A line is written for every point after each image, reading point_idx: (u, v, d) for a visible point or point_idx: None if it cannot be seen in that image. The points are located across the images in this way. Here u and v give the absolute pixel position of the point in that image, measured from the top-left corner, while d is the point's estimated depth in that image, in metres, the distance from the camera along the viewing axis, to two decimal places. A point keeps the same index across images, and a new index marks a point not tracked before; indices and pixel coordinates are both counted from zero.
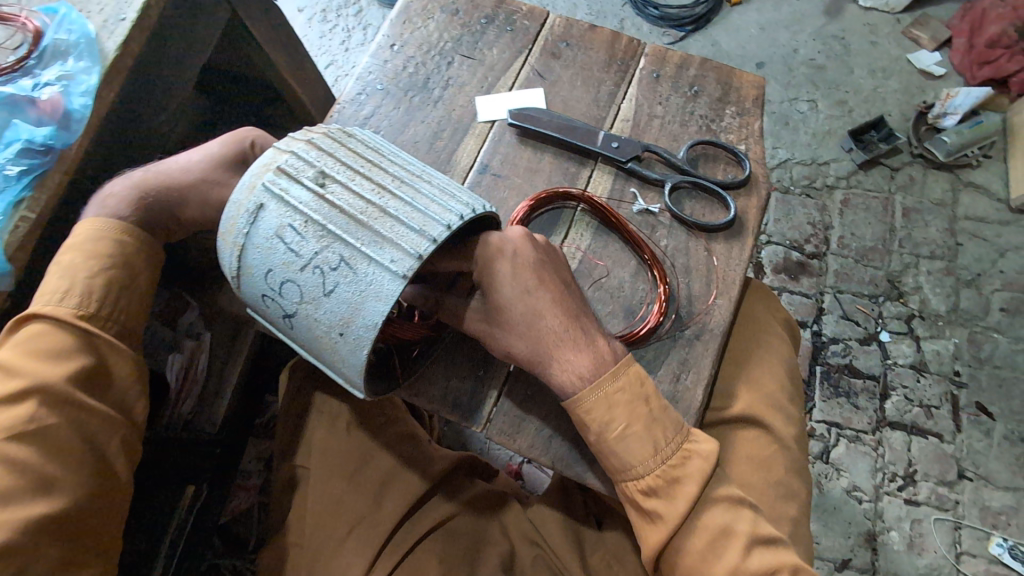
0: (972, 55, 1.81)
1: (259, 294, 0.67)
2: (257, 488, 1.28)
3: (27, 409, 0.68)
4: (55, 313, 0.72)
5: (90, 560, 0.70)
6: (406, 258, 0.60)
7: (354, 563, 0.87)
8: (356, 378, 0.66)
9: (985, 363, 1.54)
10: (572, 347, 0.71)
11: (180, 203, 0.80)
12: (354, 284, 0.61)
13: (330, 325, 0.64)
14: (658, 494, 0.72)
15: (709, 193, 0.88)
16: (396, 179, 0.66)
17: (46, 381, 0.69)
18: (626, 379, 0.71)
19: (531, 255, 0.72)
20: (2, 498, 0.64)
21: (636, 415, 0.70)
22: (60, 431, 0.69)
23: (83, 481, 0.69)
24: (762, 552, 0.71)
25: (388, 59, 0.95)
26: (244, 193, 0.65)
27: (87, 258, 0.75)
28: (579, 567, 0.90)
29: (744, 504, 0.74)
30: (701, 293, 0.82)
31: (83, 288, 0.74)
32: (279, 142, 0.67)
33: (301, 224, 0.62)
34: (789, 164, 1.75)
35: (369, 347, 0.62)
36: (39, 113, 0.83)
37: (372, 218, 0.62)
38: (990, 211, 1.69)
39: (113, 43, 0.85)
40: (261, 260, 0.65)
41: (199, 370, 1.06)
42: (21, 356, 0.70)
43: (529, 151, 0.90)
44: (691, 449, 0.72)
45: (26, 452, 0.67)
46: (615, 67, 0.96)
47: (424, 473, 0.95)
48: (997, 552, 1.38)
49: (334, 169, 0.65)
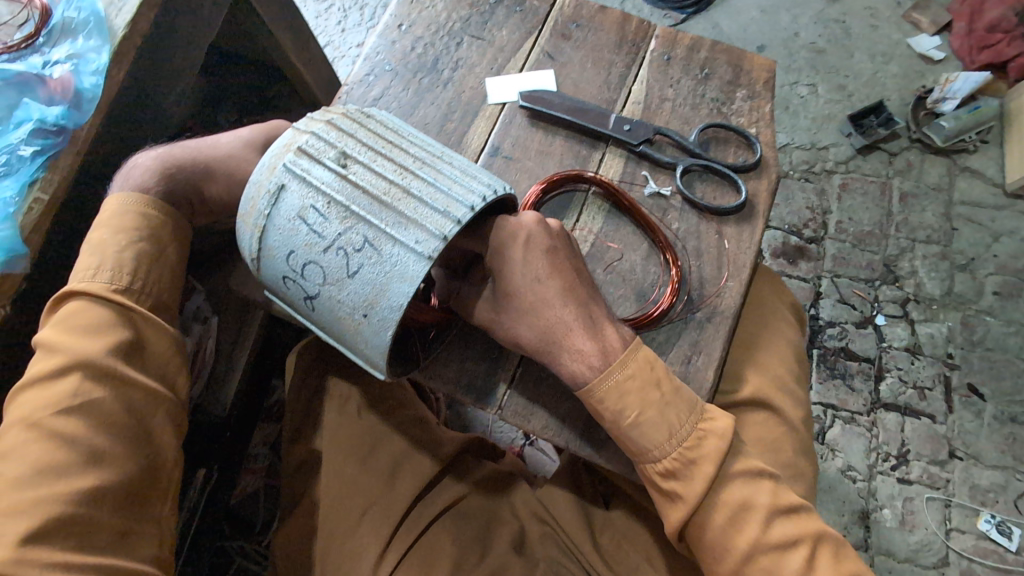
0: (972, 40, 1.82)
1: (280, 276, 0.67)
2: (263, 472, 1.29)
3: (70, 384, 0.67)
4: (91, 289, 0.71)
5: (144, 530, 0.68)
6: (430, 239, 0.60)
7: (368, 545, 0.87)
8: (380, 359, 0.66)
9: (978, 345, 1.57)
10: (583, 332, 0.72)
11: (206, 179, 0.79)
12: (379, 265, 0.61)
13: (353, 307, 0.64)
14: (676, 476, 0.73)
15: (719, 176, 0.88)
16: (418, 160, 0.66)
17: (84, 355, 0.68)
18: (635, 366, 0.72)
19: (543, 237, 0.72)
20: (53, 472, 0.63)
21: (648, 402, 0.71)
22: (103, 404, 0.67)
23: (132, 451, 0.68)
24: (784, 524, 0.73)
25: (396, 39, 0.94)
26: (265, 174, 0.64)
27: (116, 233, 0.74)
28: (587, 544, 0.92)
29: (765, 475, 0.75)
30: (712, 275, 0.83)
31: (114, 263, 0.73)
32: (298, 123, 0.67)
33: (323, 204, 0.62)
34: (790, 148, 1.76)
35: (393, 329, 0.62)
36: (50, 92, 0.82)
37: (396, 199, 0.62)
38: (986, 195, 1.71)
39: (122, 20, 0.84)
40: (283, 241, 0.64)
41: (208, 353, 1.06)
42: (60, 333, 0.70)
43: (540, 134, 0.89)
44: (706, 430, 0.73)
45: (72, 425, 0.65)
46: (626, 49, 0.96)
47: (434, 455, 0.96)
48: (985, 528, 1.43)
49: (355, 149, 0.64)
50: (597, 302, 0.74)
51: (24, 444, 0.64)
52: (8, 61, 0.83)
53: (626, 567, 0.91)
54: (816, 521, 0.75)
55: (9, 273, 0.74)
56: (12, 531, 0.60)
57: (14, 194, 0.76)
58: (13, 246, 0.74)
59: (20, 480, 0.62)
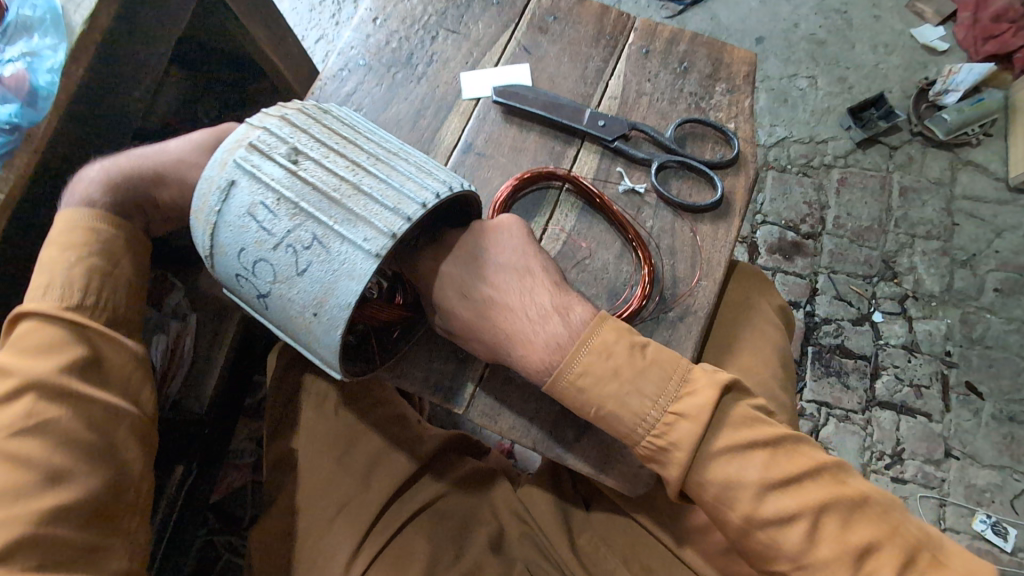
0: (977, 30, 1.77)
1: (232, 274, 0.67)
2: (250, 467, 1.30)
3: (23, 405, 0.66)
4: (41, 308, 0.71)
5: (113, 544, 0.67)
6: (379, 236, 0.60)
7: (342, 546, 0.86)
8: (331, 359, 0.66)
9: (978, 343, 1.54)
10: (526, 341, 0.71)
11: (157, 186, 0.79)
12: (327, 263, 0.61)
13: (303, 305, 0.63)
14: (655, 459, 0.70)
15: (696, 172, 0.86)
16: (372, 157, 0.66)
17: (37, 376, 0.67)
18: (584, 363, 0.69)
19: (469, 257, 0.74)
20: (13, 493, 0.62)
21: (607, 395, 0.69)
22: (62, 423, 0.67)
23: (94, 468, 0.67)
24: (780, 497, 0.68)
25: (371, 33, 0.92)
26: (216, 170, 0.64)
27: (66, 249, 0.74)
28: (565, 545, 0.91)
29: (757, 445, 0.69)
30: (686, 273, 0.81)
31: (64, 280, 0.72)
32: (252, 119, 0.66)
33: (272, 201, 0.62)
34: (786, 142, 1.72)
35: (342, 327, 0.62)
36: (3, 88, 0.81)
37: (346, 196, 0.62)
38: (988, 189, 1.67)
39: (80, 17, 0.83)
40: (233, 239, 0.64)
41: (186, 351, 1.08)
42: (14, 356, 0.69)
43: (514, 130, 0.88)
44: (679, 413, 0.69)
45: (31, 446, 0.64)
46: (604, 42, 0.94)
47: (414, 453, 0.95)
48: (980, 528, 1.40)
49: (307, 145, 0.64)
50: (537, 293, 0.73)
51: None
52: None
53: (601, 569, 0.90)
54: (820, 492, 0.67)
55: None
56: None
57: None
58: None
59: None
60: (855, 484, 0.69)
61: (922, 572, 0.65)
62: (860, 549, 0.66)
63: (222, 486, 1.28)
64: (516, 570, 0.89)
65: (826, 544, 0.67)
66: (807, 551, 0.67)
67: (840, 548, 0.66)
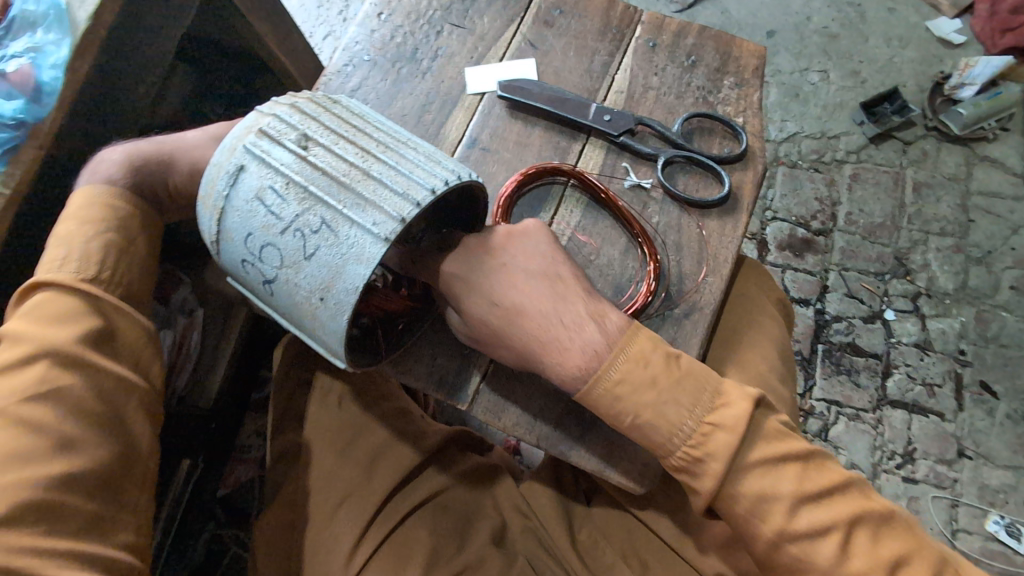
0: (994, 22, 1.74)
1: (238, 260, 0.67)
2: (256, 462, 1.30)
3: (36, 372, 0.65)
4: (57, 279, 0.71)
5: (120, 518, 0.67)
6: (388, 220, 0.60)
7: (344, 536, 0.86)
8: (337, 346, 0.66)
9: (992, 341, 1.51)
10: (560, 347, 0.69)
11: (169, 168, 0.80)
12: (335, 247, 0.61)
13: (310, 290, 0.63)
14: (686, 470, 0.69)
15: (703, 167, 0.85)
16: (381, 145, 0.66)
17: (52, 344, 0.66)
18: (621, 370, 0.69)
19: (494, 262, 0.72)
20: (21, 457, 0.61)
21: (643, 404, 0.68)
22: (74, 392, 0.66)
23: (104, 438, 0.66)
24: (812, 511, 0.67)
25: (376, 28, 0.92)
26: (225, 155, 0.65)
27: (83, 224, 0.74)
28: (567, 543, 0.91)
29: (791, 458, 0.68)
30: (692, 270, 0.80)
31: (81, 253, 0.72)
32: (262, 106, 0.67)
33: (282, 186, 0.62)
34: (797, 137, 1.70)
35: (349, 312, 0.62)
36: (7, 85, 0.81)
37: (355, 181, 0.62)
38: (1005, 185, 1.64)
39: (84, 13, 0.84)
40: (241, 224, 0.64)
41: (193, 345, 1.08)
42: (28, 324, 0.68)
43: (519, 125, 0.87)
44: (715, 423, 0.68)
45: (40, 411, 0.64)
46: (610, 36, 0.93)
47: (417, 446, 0.95)
48: (993, 530, 1.38)
49: (317, 132, 0.65)
50: (570, 301, 0.71)
51: None
52: None
53: (603, 567, 0.89)
54: (851, 505, 0.67)
55: None
56: None
57: None
58: None
59: None
60: (881, 500, 0.69)
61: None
62: (890, 563, 0.65)
63: (227, 481, 1.28)
64: (518, 566, 0.88)
65: (858, 557, 0.66)
66: (841, 565, 0.65)
67: (872, 562, 0.65)
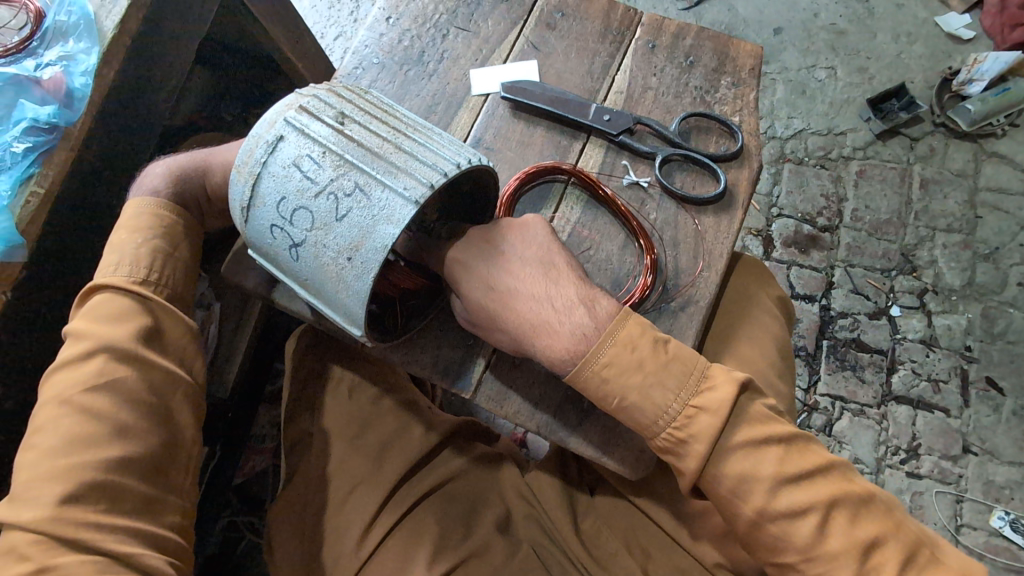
0: (1003, 18, 1.72)
1: (267, 225, 0.71)
2: (271, 452, 1.35)
3: (96, 365, 0.70)
4: (112, 283, 0.76)
5: (171, 501, 0.71)
6: (418, 186, 0.65)
7: (356, 521, 0.90)
8: (359, 306, 0.69)
9: (999, 338, 1.52)
10: (550, 330, 0.73)
11: (205, 174, 0.84)
12: (366, 209, 0.66)
13: (339, 250, 0.67)
14: (670, 451, 0.73)
15: (699, 166, 0.88)
16: (411, 126, 0.72)
17: (109, 340, 0.71)
18: (610, 354, 0.72)
19: (490, 248, 0.76)
20: (83, 442, 0.66)
21: (631, 385, 0.71)
22: (129, 384, 0.71)
23: (155, 426, 0.71)
24: (791, 492, 0.69)
25: (384, 32, 0.95)
26: (265, 128, 0.70)
27: (133, 232, 0.78)
28: (569, 530, 0.94)
29: (772, 440, 0.71)
30: (688, 265, 0.83)
31: (132, 259, 0.77)
32: (300, 89, 0.73)
33: (318, 153, 0.67)
34: (804, 134, 1.71)
35: (376, 270, 0.65)
36: (43, 92, 0.87)
37: (388, 152, 0.67)
38: (1014, 181, 1.64)
39: (111, 22, 0.90)
40: (275, 188, 0.69)
41: (211, 336, 1.15)
42: (88, 323, 0.73)
43: (522, 124, 0.90)
44: (700, 406, 0.71)
45: (99, 401, 0.68)
46: (611, 38, 0.95)
47: (425, 435, 0.99)
48: (998, 525, 1.39)
49: (352, 112, 0.70)
50: (563, 285, 0.74)
51: (56, 418, 0.68)
52: (4, 63, 0.89)
53: (605, 554, 0.93)
54: (829, 487, 0.70)
55: (11, 260, 0.82)
56: (46, 495, 0.63)
57: (9, 189, 0.83)
58: (11, 237, 0.81)
59: (53, 450, 0.66)
60: (862, 483, 0.71)
61: (923, 569, 0.68)
62: (867, 543, 0.68)
63: (244, 469, 1.34)
64: (522, 551, 0.92)
65: (836, 537, 0.68)
66: (817, 544, 0.68)
67: (849, 542, 0.68)
